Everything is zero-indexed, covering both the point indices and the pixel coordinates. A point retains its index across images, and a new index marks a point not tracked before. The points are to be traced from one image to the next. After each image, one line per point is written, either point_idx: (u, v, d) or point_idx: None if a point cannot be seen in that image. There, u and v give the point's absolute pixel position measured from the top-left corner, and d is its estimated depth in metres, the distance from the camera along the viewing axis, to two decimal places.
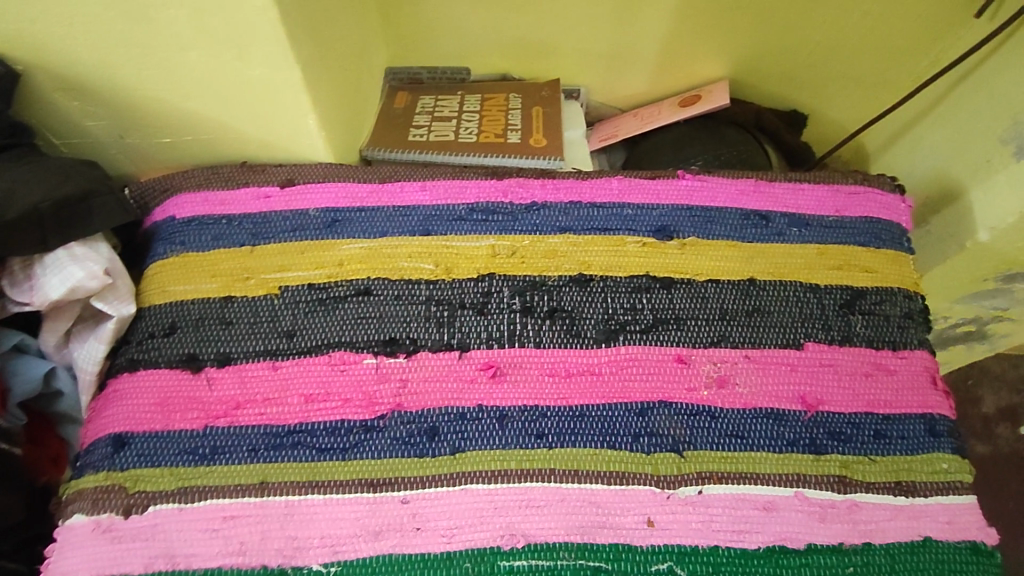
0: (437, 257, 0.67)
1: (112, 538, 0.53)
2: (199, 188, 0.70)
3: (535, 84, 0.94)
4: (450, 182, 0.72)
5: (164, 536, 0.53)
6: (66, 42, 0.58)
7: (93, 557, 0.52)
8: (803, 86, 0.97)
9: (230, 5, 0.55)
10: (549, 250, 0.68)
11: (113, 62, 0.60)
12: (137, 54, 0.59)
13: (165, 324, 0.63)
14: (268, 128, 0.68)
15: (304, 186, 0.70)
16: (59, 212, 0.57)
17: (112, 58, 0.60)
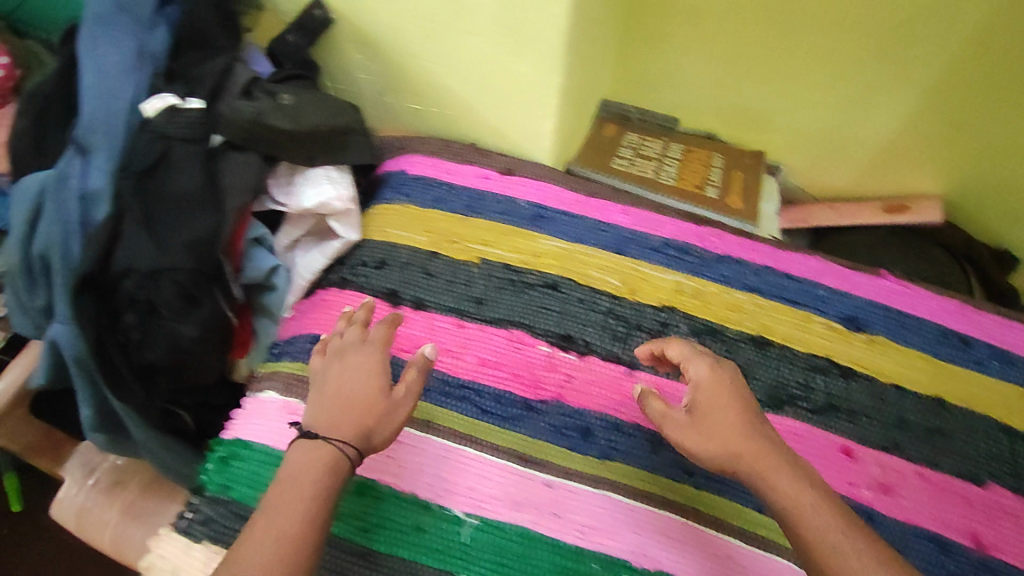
0: (624, 277, 0.70)
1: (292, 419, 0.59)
2: (431, 155, 0.78)
3: (742, 150, 0.96)
4: (651, 216, 0.74)
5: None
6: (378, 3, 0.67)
7: (274, 430, 0.59)
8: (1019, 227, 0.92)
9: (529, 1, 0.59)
10: (732, 303, 0.70)
11: (406, 30, 0.68)
12: (427, 27, 0.67)
13: (378, 259, 0.70)
14: (506, 119, 0.74)
15: (519, 179, 0.76)
16: (331, 137, 0.67)
17: (409, 27, 0.68)
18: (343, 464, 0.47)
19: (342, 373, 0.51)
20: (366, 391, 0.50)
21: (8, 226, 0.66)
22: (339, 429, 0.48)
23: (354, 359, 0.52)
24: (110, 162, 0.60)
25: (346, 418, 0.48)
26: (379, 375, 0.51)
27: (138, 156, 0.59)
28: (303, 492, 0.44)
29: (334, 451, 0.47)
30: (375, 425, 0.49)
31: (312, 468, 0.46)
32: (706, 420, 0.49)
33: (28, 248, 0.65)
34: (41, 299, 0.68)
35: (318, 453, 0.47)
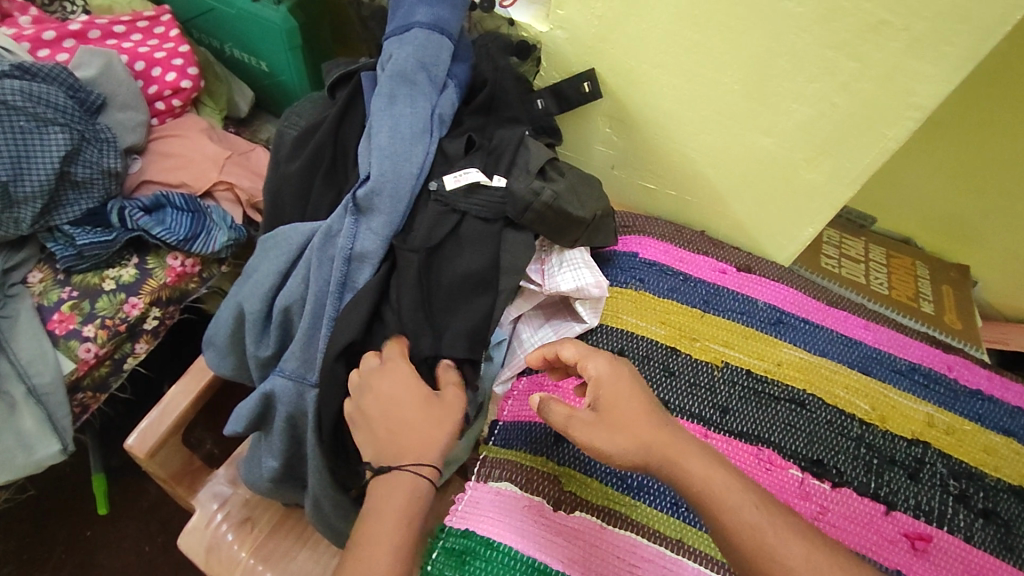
0: (874, 401, 0.67)
1: (536, 520, 0.57)
2: (663, 240, 0.75)
3: (942, 261, 0.92)
4: (895, 335, 0.72)
5: (575, 545, 0.56)
6: (662, 86, 0.65)
7: (519, 532, 0.56)
8: None
9: (856, 119, 0.56)
10: (988, 445, 0.65)
11: (682, 117, 0.66)
12: (712, 118, 0.64)
13: (614, 349, 0.67)
14: (758, 217, 0.71)
15: (759, 278, 0.73)
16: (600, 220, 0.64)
17: (687, 115, 0.65)
18: (421, 491, 0.49)
19: (380, 401, 0.52)
20: (412, 406, 0.52)
21: (249, 272, 0.65)
22: (408, 455, 0.50)
23: (385, 382, 0.53)
24: (387, 225, 0.58)
25: (402, 441, 0.51)
26: (417, 385, 0.54)
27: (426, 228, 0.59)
28: (387, 526, 0.46)
29: (406, 475, 0.49)
30: (432, 435, 0.51)
31: (387, 494, 0.48)
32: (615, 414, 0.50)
33: (268, 299, 0.63)
34: (267, 351, 0.65)
35: (398, 482, 0.49)
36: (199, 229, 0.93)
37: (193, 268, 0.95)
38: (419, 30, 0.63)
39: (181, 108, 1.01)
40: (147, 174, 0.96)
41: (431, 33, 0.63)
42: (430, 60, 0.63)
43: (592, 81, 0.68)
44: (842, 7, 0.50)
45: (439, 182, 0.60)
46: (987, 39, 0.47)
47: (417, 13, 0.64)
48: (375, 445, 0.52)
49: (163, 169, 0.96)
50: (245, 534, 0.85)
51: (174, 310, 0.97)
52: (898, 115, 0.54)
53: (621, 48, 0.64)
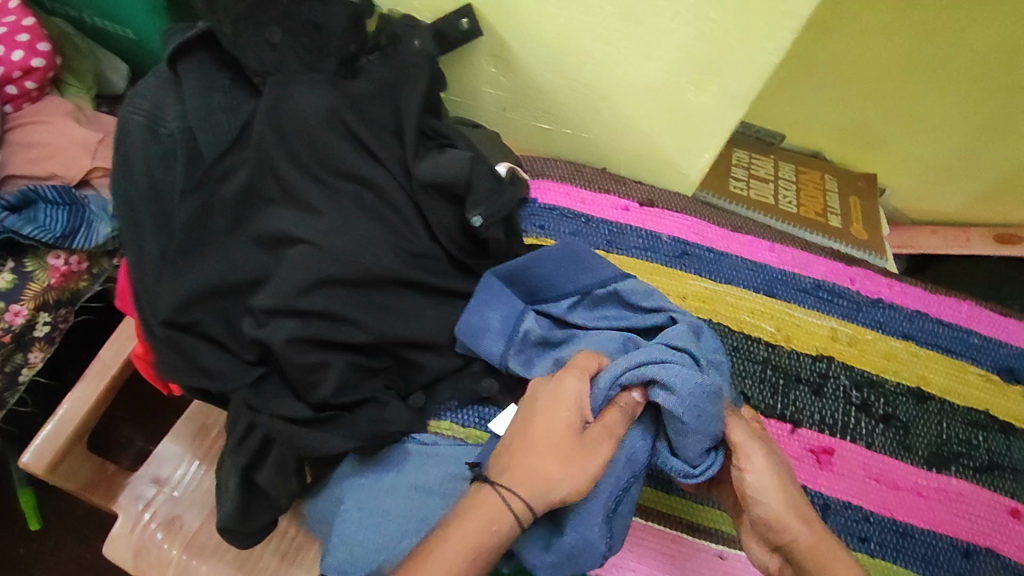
0: (778, 322, 0.67)
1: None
2: (563, 181, 0.72)
3: (852, 173, 0.92)
4: (801, 253, 0.71)
5: None
6: (538, 15, 0.59)
7: None
8: None
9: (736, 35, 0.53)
10: (889, 351, 0.67)
11: (564, 45, 0.61)
12: (594, 46, 0.60)
13: None
14: (657, 147, 0.68)
15: (662, 211, 0.71)
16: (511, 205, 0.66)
17: (568, 41, 0.61)
18: (507, 520, 0.46)
19: (544, 411, 0.49)
20: (554, 438, 0.47)
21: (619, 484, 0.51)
22: (520, 485, 0.46)
23: (555, 402, 0.49)
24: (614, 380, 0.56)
25: (534, 464, 0.47)
26: (569, 417, 0.48)
27: (455, 247, 0.57)
28: (466, 534, 0.45)
29: (500, 500, 0.46)
30: (560, 479, 0.46)
31: (480, 520, 0.46)
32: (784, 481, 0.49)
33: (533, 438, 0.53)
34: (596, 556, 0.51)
35: (490, 505, 0.46)
36: (77, 224, 0.86)
37: (78, 266, 0.89)
38: (517, 300, 0.58)
39: (37, 90, 0.90)
40: (11, 168, 0.87)
41: (542, 283, 0.59)
42: (547, 303, 0.60)
43: (469, 16, 0.62)
44: None
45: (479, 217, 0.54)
46: None
47: (496, 316, 0.57)
48: (510, 456, 0.48)
49: (27, 161, 0.87)
50: (174, 533, 0.83)
51: (67, 313, 0.91)
52: (777, 26, 0.51)
53: None
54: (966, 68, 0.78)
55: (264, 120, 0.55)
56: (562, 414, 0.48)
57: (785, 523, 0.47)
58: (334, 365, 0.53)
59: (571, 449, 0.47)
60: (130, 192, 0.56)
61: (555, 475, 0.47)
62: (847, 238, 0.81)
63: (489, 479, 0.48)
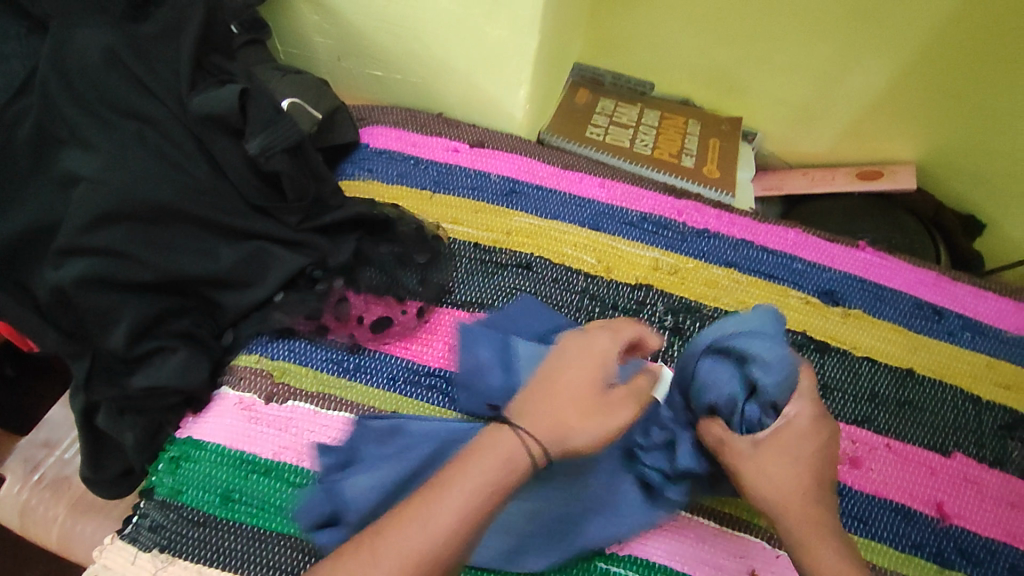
0: (601, 254, 0.68)
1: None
2: (396, 127, 0.73)
3: (717, 117, 0.93)
4: (630, 187, 0.72)
5: None
6: None
7: (252, 434, 0.56)
8: (998, 201, 0.87)
9: None
10: (710, 279, 0.67)
11: None
12: None
13: None
14: (478, 86, 0.70)
15: (492, 152, 0.72)
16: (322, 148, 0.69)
17: None
18: (521, 459, 0.41)
19: (573, 365, 0.46)
20: (585, 379, 0.45)
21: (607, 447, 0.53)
22: (540, 427, 0.42)
23: (591, 355, 0.46)
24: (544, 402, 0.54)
25: (544, 407, 0.43)
26: (590, 363, 0.46)
27: (248, 185, 0.59)
28: (476, 481, 0.40)
29: (520, 444, 0.42)
30: (579, 413, 0.43)
31: (496, 454, 0.41)
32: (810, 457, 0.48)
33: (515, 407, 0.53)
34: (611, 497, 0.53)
35: (505, 450, 0.42)
36: None
37: None
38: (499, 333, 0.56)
39: None
40: None
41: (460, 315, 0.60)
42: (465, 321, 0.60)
43: None
44: None
45: (254, 143, 0.56)
46: None
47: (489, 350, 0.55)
48: (522, 401, 0.44)
49: None
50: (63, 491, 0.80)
51: None
52: None
53: None
54: (802, 4, 0.79)
55: (50, 62, 0.56)
56: (583, 359, 0.46)
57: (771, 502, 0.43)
58: (125, 308, 0.55)
59: (594, 393, 0.44)
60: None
61: (583, 406, 0.44)
62: (696, 178, 0.82)
63: (510, 422, 0.43)
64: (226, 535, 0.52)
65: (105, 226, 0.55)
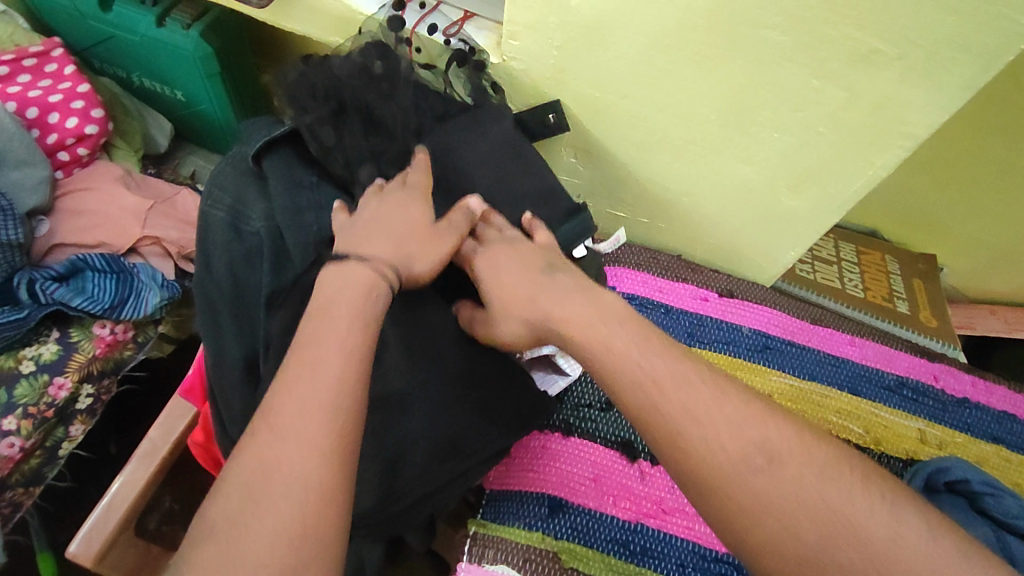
0: (867, 424, 0.65)
1: None
2: (639, 269, 0.71)
3: (911, 252, 0.91)
4: (881, 348, 0.70)
5: None
6: (632, 115, 0.59)
7: None
8: None
9: (842, 149, 0.53)
10: (981, 456, 0.65)
11: (657, 141, 0.60)
12: (691, 147, 0.59)
13: (602, 398, 0.63)
14: (743, 241, 0.67)
15: (741, 303, 0.70)
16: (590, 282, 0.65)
17: (663, 140, 0.60)
18: (378, 284, 0.43)
19: (378, 210, 0.48)
20: (414, 229, 0.48)
21: None
22: (393, 258, 0.45)
23: (393, 196, 0.49)
24: None
25: (380, 238, 0.46)
26: (419, 211, 0.49)
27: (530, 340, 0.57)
28: (333, 326, 0.40)
29: (369, 273, 0.43)
30: (417, 245, 0.47)
31: (342, 297, 0.42)
32: (514, 241, 0.49)
33: None
34: None
35: (353, 275, 0.43)
36: (125, 293, 0.82)
37: (125, 334, 0.84)
38: None
39: (89, 156, 0.89)
40: (58, 237, 0.84)
41: None
42: None
43: (556, 111, 0.62)
44: (831, 34, 0.46)
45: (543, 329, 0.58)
46: (990, 67, 0.44)
47: None
48: (351, 237, 0.47)
49: (75, 229, 0.85)
50: None
51: (110, 382, 0.86)
52: (891, 143, 0.51)
53: (586, 74, 0.58)
54: None
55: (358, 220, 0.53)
56: (411, 204, 0.48)
57: (775, 467, 0.36)
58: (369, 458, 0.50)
59: (427, 231, 0.48)
60: (213, 293, 0.55)
61: (423, 234, 0.48)
62: (917, 326, 0.80)
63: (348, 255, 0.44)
64: None
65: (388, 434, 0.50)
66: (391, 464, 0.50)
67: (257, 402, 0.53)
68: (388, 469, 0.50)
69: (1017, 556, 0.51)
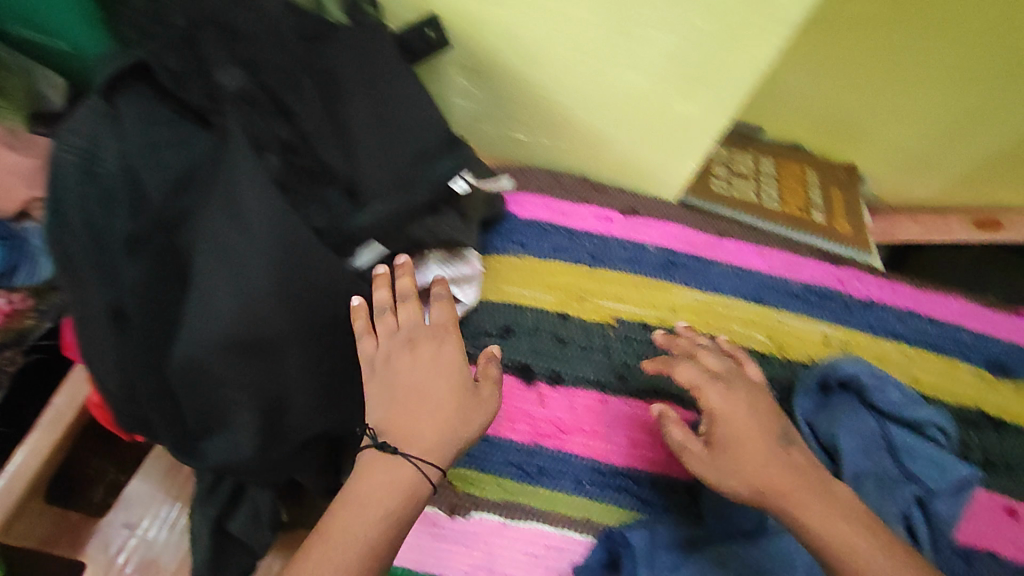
0: (770, 332, 0.65)
1: (551, 555, 0.54)
2: (542, 193, 0.69)
3: (831, 164, 0.91)
4: (788, 256, 0.69)
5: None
6: (512, 23, 0.56)
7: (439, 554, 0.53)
8: None
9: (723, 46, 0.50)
10: (882, 354, 0.65)
11: (544, 50, 0.57)
12: (577, 54, 0.56)
13: (500, 325, 0.62)
14: (641, 155, 0.65)
15: (646, 220, 0.69)
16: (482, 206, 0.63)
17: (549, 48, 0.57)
18: (421, 491, 0.43)
19: (414, 368, 0.46)
20: (449, 392, 0.46)
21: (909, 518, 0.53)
22: (437, 455, 0.44)
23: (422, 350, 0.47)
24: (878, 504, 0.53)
25: (425, 424, 0.44)
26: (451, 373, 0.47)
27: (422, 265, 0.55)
28: (375, 506, 0.41)
29: (414, 468, 0.43)
30: (453, 424, 0.45)
31: (384, 485, 0.42)
32: (730, 390, 0.48)
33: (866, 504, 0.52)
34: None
35: (394, 476, 0.42)
36: None
37: (24, 303, 0.62)
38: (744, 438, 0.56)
39: None
40: None
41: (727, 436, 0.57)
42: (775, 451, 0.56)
43: (432, 25, 0.58)
44: None
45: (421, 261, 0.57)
46: None
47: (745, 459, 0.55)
48: (385, 409, 0.45)
49: None
50: None
51: None
52: (769, 33, 0.48)
53: None
54: (957, 61, 0.76)
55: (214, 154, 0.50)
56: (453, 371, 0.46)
57: (767, 481, 0.44)
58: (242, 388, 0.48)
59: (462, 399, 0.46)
60: None
61: (424, 407, 0.45)
62: (833, 234, 0.79)
63: (398, 449, 0.43)
64: None
65: (266, 376, 0.48)
66: (273, 404, 0.49)
67: (122, 339, 0.49)
68: (270, 411, 0.49)
69: (896, 443, 0.56)
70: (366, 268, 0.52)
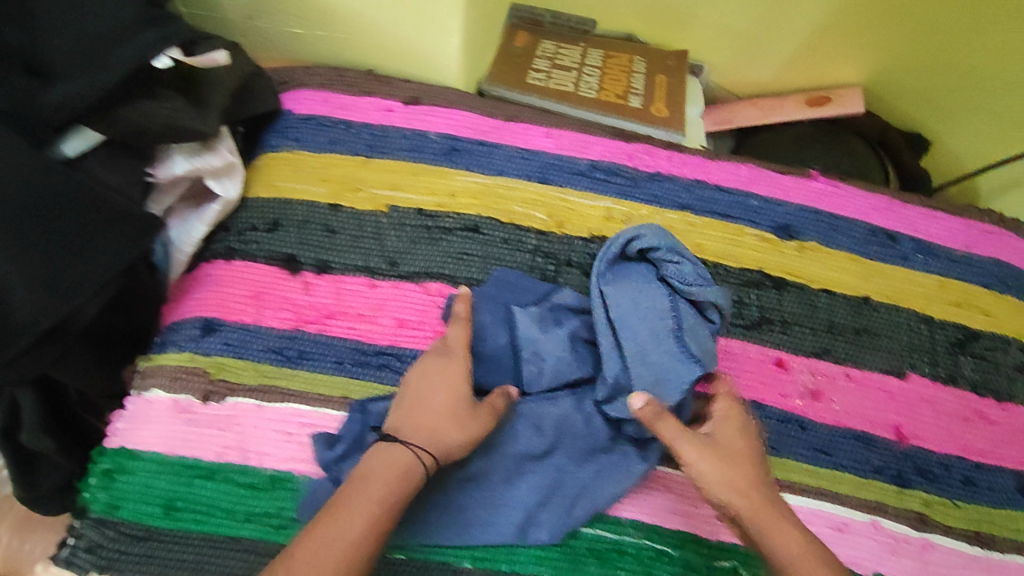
0: (551, 209, 0.65)
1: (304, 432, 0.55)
2: (321, 88, 0.68)
3: (663, 50, 0.88)
4: (577, 135, 0.68)
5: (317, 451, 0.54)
6: None
7: (189, 439, 0.54)
8: (934, 123, 0.89)
9: None
10: (666, 224, 0.65)
11: None
12: None
13: (268, 220, 0.62)
14: (406, 35, 0.65)
15: (428, 108, 0.67)
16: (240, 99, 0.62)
17: None
18: (415, 470, 0.47)
19: (425, 380, 0.52)
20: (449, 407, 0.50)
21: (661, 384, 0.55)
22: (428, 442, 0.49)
23: (436, 364, 0.52)
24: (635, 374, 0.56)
25: (424, 420, 0.50)
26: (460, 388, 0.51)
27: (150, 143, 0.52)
28: (370, 492, 0.45)
29: (411, 455, 0.48)
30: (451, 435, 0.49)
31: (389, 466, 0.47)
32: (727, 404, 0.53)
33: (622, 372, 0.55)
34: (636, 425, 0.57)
35: (394, 457, 0.48)
36: None
37: None
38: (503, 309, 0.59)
39: None
40: None
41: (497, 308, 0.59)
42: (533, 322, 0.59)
43: None
44: None
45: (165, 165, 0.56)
46: None
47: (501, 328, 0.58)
48: (408, 414, 0.50)
49: None
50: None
51: None
52: None
53: None
54: None
55: None
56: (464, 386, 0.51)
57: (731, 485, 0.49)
58: None
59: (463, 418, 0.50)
60: None
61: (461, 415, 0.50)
62: (647, 118, 0.78)
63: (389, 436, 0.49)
64: (173, 546, 0.51)
65: None
66: None
67: None
68: None
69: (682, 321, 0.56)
70: (79, 156, 0.50)
